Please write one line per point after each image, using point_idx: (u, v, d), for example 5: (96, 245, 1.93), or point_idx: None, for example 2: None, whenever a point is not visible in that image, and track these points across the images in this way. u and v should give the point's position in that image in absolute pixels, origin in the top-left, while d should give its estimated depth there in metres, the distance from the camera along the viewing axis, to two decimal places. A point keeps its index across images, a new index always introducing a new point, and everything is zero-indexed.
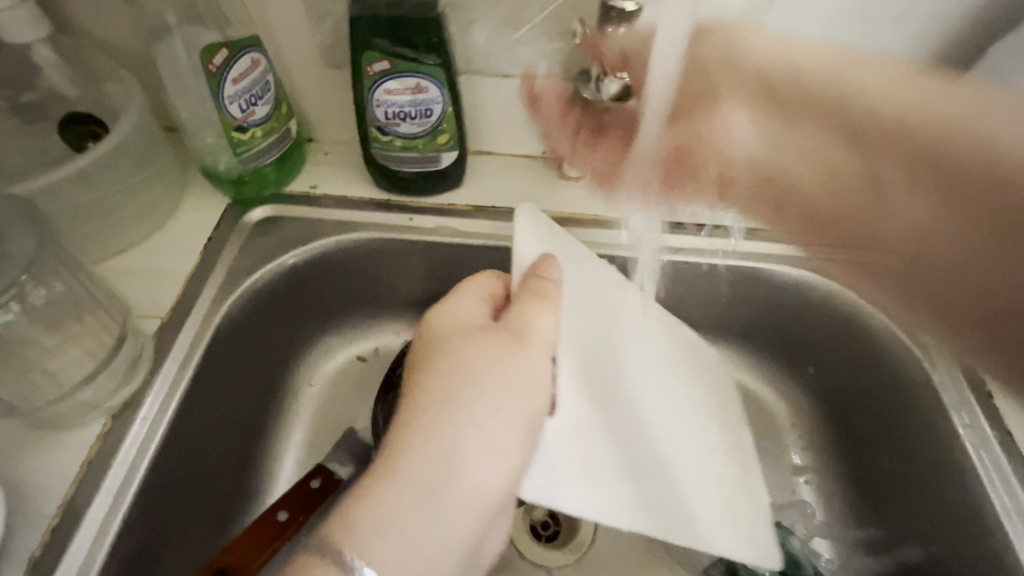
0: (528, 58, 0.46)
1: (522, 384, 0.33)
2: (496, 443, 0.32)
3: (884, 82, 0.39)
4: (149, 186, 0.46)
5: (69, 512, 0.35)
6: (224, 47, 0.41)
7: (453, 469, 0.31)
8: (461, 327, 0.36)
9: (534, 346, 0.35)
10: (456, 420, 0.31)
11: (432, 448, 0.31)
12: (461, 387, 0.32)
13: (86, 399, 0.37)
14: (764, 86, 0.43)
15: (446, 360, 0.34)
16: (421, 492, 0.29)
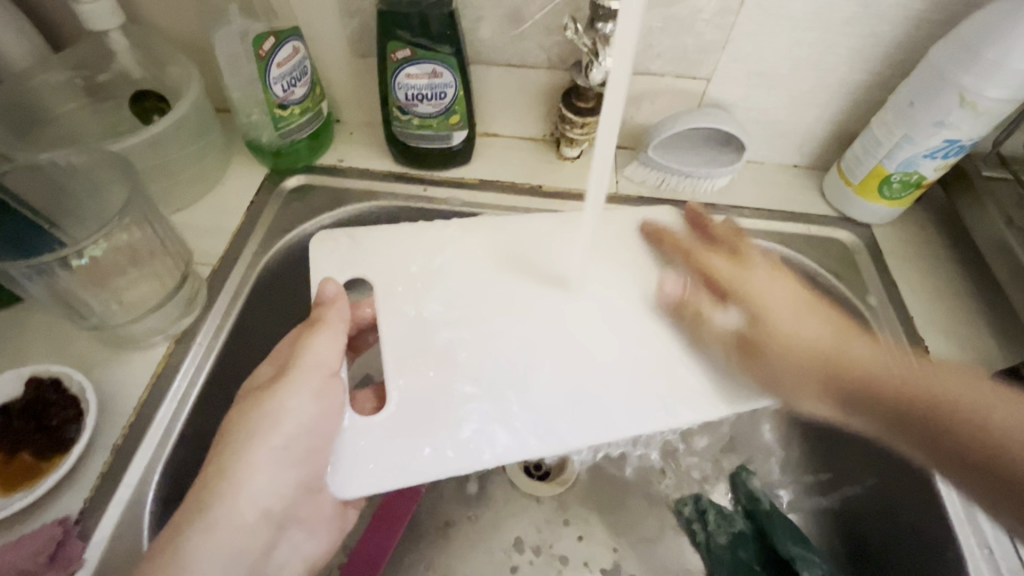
0: (530, 50, 0.53)
1: (302, 423, 0.39)
2: (258, 484, 0.37)
3: (877, 356, 0.44)
4: (201, 155, 0.53)
5: (143, 412, 0.42)
6: (272, 36, 0.48)
7: (228, 518, 0.36)
8: (253, 384, 0.40)
9: (301, 375, 0.39)
10: (224, 474, 0.36)
11: (210, 505, 0.35)
12: (245, 436, 0.37)
13: (153, 326, 0.45)
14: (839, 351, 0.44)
15: (238, 414, 0.38)
16: (201, 541, 0.34)
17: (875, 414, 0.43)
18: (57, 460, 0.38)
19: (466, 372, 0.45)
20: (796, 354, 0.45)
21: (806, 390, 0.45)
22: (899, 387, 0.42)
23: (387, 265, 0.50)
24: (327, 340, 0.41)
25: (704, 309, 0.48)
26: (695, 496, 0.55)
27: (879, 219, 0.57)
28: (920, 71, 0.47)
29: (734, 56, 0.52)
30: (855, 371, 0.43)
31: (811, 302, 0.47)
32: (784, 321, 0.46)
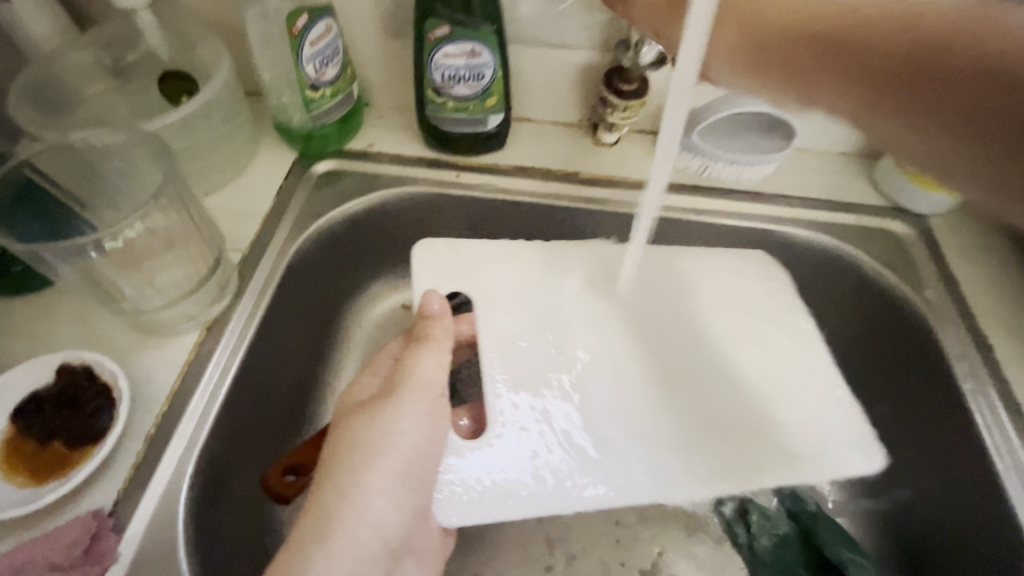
0: (571, 29, 0.51)
1: (414, 445, 0.38)
2: (371, 502, 0.36)
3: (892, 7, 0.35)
4: (231, 138, 0.52)
5: (175, 403, 0.41)
6: (306, 13, 0.46)
7: (347, 540, 0.35)
8: (357, 401, 0.40)
9: (412, 391, 0.39)
10: (337, 491, 0.36)
11: (330, 527, 0.35)
12: (359, 454, 0.37)
13: (184, 313, 0.43)
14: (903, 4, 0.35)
15: (348, 430, 0.38)
16: (322, 560, 0.34)
17: (881, 80, 0.35)
18: (91, 449, 0.37)
19: (568, 405, 0.43)
20: (783, 38, 0.39)
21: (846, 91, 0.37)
22: (927, 78, 0.33)
23: (482, 286, 0.48)
24: (432, 359, 0.41)
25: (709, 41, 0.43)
26: (736, 497, 0.53)
27: (934, 209, 0.54)
28: None
29: None
30: (891, 69, 0.35)
31: None
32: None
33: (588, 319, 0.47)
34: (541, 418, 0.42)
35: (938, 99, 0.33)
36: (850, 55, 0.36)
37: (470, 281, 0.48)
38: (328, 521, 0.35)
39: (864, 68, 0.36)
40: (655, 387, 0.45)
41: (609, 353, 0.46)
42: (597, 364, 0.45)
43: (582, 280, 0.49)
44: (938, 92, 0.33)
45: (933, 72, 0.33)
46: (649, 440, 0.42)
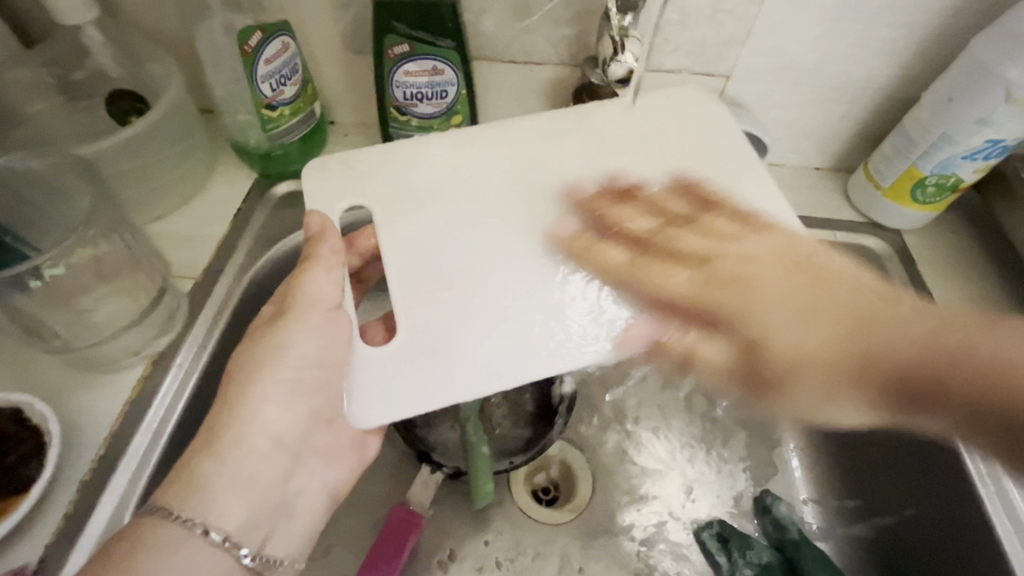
0: (538, 46, 0.49)
1: (314, 360, 0.37)
2: (266, 412, 0.36)
3: (820, 339, 0.45)
4: (184, 158, 0.50)
5: (114, 444, 0.38)
6: (259, 30, 0.44)
7: (238, 445, 0.35)
8: (261, 319, 0.39)
9: (300, 305, 0.37)
10: (230, 407, 0.36)
11: (217, 434, 0.35)
12: (253, 368, 0.36)
13: (126, 347, 0.41)
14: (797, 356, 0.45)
15: (244, 348, 0.37)
16: (216, 466, 0.34)
17: (909, 378, 0.42)
18: (13, 501, 0.34)
19: (485, 293, 0.42)
20: (783, 301, 0.44)
21: (837, 376, 0.45)
22: (907, 383, 0.42)
23: (390, 186, 0.45)
24: (335, 271, 0.39)
25: (624, 216, 0.45)
26: (718, 522, 0.51)
27: (910, 224, 0.53)
28: (959, 63, 0.44)
29: (756, 50, 0.48)
30: (921, 375, 0.41)
31: (807, 288, 0.45)
32: (785, 337, 0.45)
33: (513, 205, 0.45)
34: (462, 308, 0.41)
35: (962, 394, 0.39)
36: (884, 352, 0.43)
37: (375, 190, 0.45)
38: (228, 430, 0.35)
39: (864, 373, 0.44)
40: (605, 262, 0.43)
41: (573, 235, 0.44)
42: (503, 253, 0.43)
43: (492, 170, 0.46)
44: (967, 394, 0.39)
45: (893, 364, 0.43)
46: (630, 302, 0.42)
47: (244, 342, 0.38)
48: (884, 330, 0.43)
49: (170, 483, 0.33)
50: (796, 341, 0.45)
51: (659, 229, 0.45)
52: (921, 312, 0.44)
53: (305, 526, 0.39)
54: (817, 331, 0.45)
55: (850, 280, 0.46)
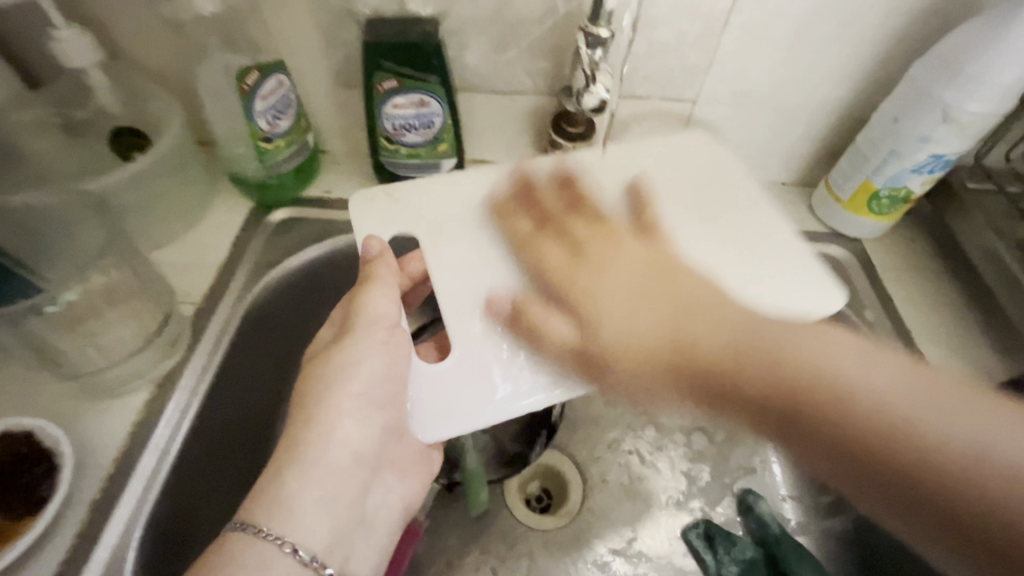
0: (517, 77, 0.53)
1: (381, 376, 0.40)
2: (340, 427, 0.38)
3: (654, 319, 0.38)
4: (184, 190, 0.52)
5: (123, 465, 0.40)
6: (256, 70, 0.47)
7: (321, 460, 0.37)
8: (325, 339, 0.41)
9: (366, 325, 0.40)
10: (308, 423, 0.37)
11: (301, 448, 0.37)
12: (328, 382, 0.39)
13: (133, 371, 0.43)
14: (673, 338, 0.37)
15: (315, 366, 0.40)
16: (301, 480, 0.36)
17: (823, 432, 0.32)
18: (29, 522, 0.36)
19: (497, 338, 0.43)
20: (666, 284, 0.39)
21: (676, 396, 0.37)
22: (830, 445, 0.32)
23: (429, 218, 0.48)
24: (393, 292, 0.42)
25: (541, 321, 0.42)
26: (704, 522, 0.53)
27: (870, 233, 0.57)
28: (903, 86, 0.48)
29: (719, 77, 0.52)
30: (857, 418, 0.31)
31: (655, 276, 0.40)
32: (610, 319, 0.39)
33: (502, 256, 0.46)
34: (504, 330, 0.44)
35: (894, 484, 0.30)
36: (753, 376, 0.35)
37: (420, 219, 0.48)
38: (309, 449, 0.37)
39: (769, 385, 0.34)
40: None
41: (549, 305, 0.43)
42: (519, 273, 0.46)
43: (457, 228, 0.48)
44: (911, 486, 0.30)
45: (810, 398, 0.33)
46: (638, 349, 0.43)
47: (309, 361, 0.40)
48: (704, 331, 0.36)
49: (253, 499, 0.35)
50: (622, 322, 0.39)
51: (534, 246, 0.46)
52: (828, 335, 0.35)
53: (379, 541, 0.41)
54: (648, 305, 0.39)
55: (699, 280, 0.40)
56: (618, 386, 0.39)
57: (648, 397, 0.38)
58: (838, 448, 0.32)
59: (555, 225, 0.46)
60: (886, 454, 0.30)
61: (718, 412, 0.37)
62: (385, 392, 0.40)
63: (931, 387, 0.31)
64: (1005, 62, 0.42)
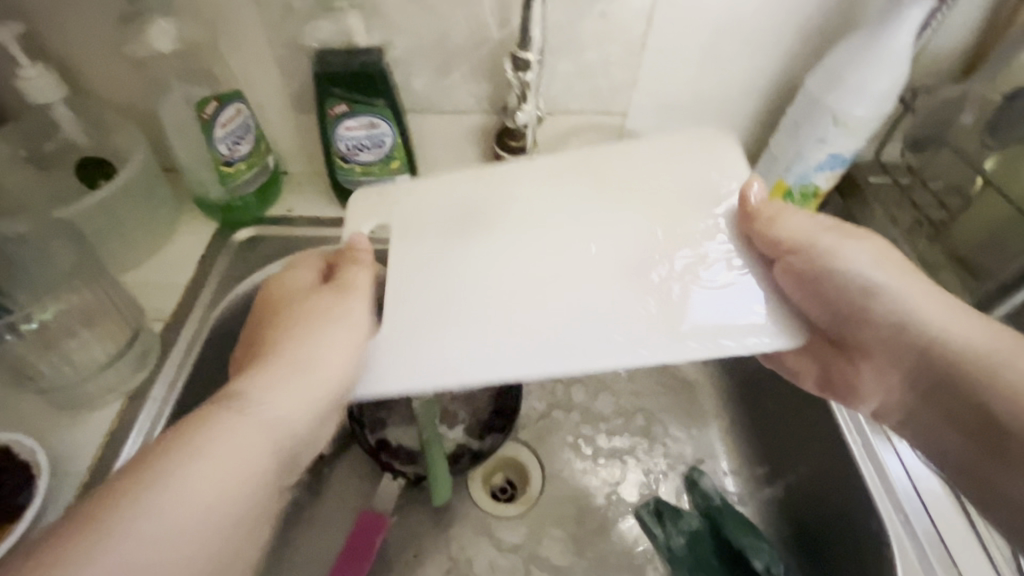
0: (461, 99, 0.58)
1: (333, 344, 0.38)
2: (272, 395, 0.35)
3: (943, 318, 0.39)
4: (150, 214, 0.55)
5: (98, 472, 0.43)
6: (214, 100, 0.51)
7: (254, 416, 0.34)
8: (288, 283, 0.42)
9: (346, 299, 0.40)
10: (251, 382, 0.36)
11: (235, 398, 0.35)
12: (277, 320, 0.40)
13: (105, 385, 0.46)
14: (903, 316, 0.40)
15: (279, 304, 0.41)
16: (208, 438, 0.32)
17: (983, 408, 0.36)
18: (7, 526, 0.38)
19: (682, 298, 0.41)
20: (907, 272, 0.41)
21: (888, 352, 0.41)
22: (979, 430, 0.37)
23: (414, 206, 0.48)
24: (360, 272, 0.42)
25: (789, 223, 0.41)
26: (653, 498, 0.57)
27: None
28: (800, 96, 0.54)
29: (644, 93, 0.58)
30: (1009, 386, 0.35)
31: (896, 263, 0.41)
32: (940, 321, 0.39)
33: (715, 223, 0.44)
34: (449, 306, 0.42)
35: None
36: (904, 339, 0.40)
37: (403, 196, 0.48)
38: (235, 372, 0.39)
39: (937, 366, 0.39)
40: (720, 275, 0.42)
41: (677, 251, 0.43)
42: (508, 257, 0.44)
43: (567, 191, 0.48)
44: (1015, 451, 0.35)
45: (965, 371, 0.37)
46: (744, 298, 0.41)
47: (267, 306, 0.41)
48: (831, 282, 0.41)
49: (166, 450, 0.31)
50: (912, 313, 0.40)
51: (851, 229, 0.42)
52: (995, 334, 0.38)
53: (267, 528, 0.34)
54: (927, 296, 0.40)
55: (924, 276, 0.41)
56: (862, 340, 0.43)
57: (883, 355, 0.42)
58: (1011, 434, 0.35)
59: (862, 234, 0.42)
60: (974, 381, 0.37)
61: (901, 372, 0.41)
62: (341, 351, 0.38)
63: None
64: (879, 72, 0.49)
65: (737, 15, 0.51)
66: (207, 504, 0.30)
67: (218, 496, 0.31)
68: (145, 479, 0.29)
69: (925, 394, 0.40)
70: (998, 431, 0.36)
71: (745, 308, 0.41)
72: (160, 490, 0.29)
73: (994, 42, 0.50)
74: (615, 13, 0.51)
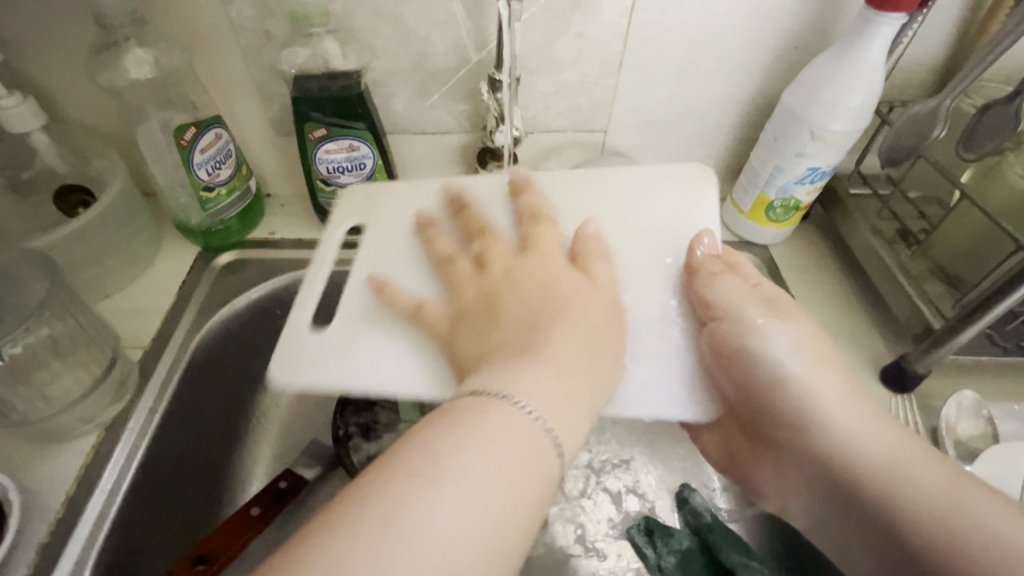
0: (442, 119, 0.58)
1: (530, 389, 0.31)
2: (514, 464, 0.28)
3: (848, 425, 0.40)
4: (130, 241, 0.55)
5: (71, 508, 0.42)
6: (193, 125, 0.50)
7: (487, 476, 0.27)
8: (496, 250, 0.41)
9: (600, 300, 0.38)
10: (459, 440, 0.28)
11: (440, 456, 0.27)
12: (515, 295, 0.37)
13: (79, 417, 0.45)
14: (809, 417, 0.41)
15: (522, 259, 0.39)
16: (451, 500, 0.26)
17: (876, 516, 0.37)
18: None
19: (638, 354, 0.41)
20: (818, 365, 0.41)
21: (810, 463, 0.42)
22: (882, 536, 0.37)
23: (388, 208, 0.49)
24: (606, 266, 0.41)
25: (713, 276, 0.41)
26: (644, 518, 0.56)
27: (775, 239, 0.62)
28: (778, 111, 0.54)
29: (624, 110, 0.58)
30: (902, 492, 0.36)
31: (822, 347, 0.42)
32: (840, 422, 0.40)
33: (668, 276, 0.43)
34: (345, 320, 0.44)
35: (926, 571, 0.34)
36: (809, 439, 0.42)
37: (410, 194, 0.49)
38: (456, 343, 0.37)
39: (843, 473, 0.40)
40: (656, 339, 0.42)
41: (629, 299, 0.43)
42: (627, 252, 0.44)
43: (639, 191, 0.47)
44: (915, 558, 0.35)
45: (865, 481, 0.38)
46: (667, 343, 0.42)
47: (482, 276, 0.39)
48: (743, 369, 0.42)
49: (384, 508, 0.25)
50: (818, 417, 0.41)
51: (773, 308, 0.42)
52: (901, 443, 0.38)
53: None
54: (839, 399, 0.41)
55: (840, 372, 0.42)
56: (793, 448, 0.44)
57: (800, 460, 0.43)
58: (904, 543, 0.35)
59: (777, 309, 0.42)
60: (877, 494, 0.37)
61: (814, 475, 0.42)
62: (603, 340, 0.36)
63: (965, 494, 0.34)
64: (854, 88, 0.49)
65: (712, 32, 0.52)
66: (458, 559, 0.25)
67: (474, 524, 0.26)
68: (370, 561, 0.24)
69: (834, 499, 0.41)
70: (897, 542, 0.36)
71: (672, 355, 0.41)
72: (406, 555, 0.24)
73: (967, 54, 0.51)
74: (590, 32, 0.51)
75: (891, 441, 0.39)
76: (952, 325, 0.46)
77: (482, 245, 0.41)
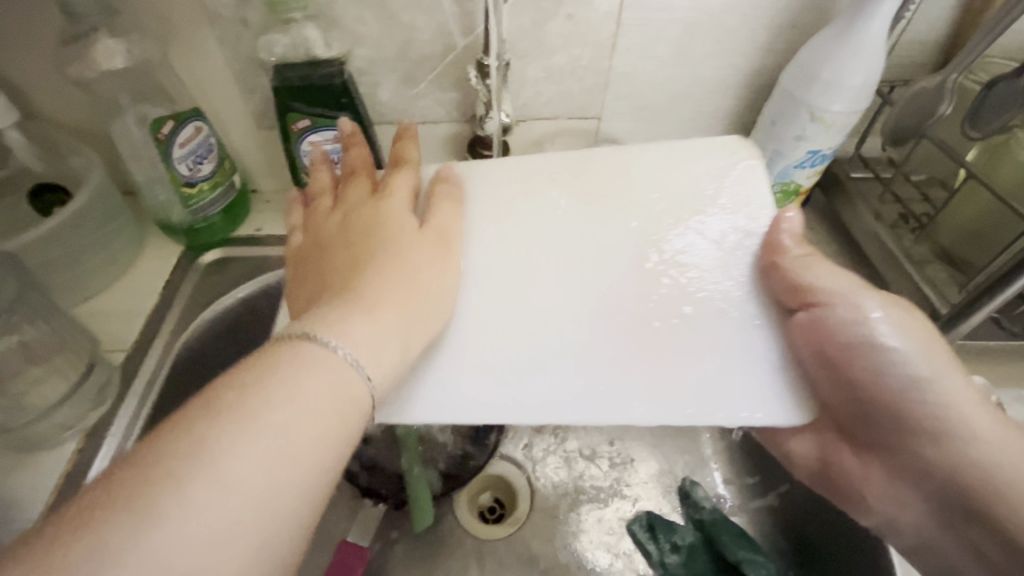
0: (429, 108, 0.56)
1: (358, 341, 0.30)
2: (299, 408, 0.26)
3: (983, 425, 0.39)
4: (110, 241, 0.53)
5: (52, 517, 0.42)
6: (171, 120, 0.48)
7: (249, 424, 0.25)
8: (357, 196, 0.42)
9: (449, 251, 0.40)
10: (230, 416, 0.25)
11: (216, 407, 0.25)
12: (356, 238, 0.38)
13: (59, 424, 0.44)
14: (929, 417, 0.40)
15: (377, 210, 0.40)
16: (213, 473, 0.23)
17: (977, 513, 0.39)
18: None
19: (697, 349, 0.39)
20: (945, 360, 0.39)
21: (912, 455, 0.42)
22: (982, 533, 0.39)
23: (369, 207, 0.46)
24: (453, 211, 0.42)
25: (802, 266, 0.39)
26: (646, 512, 0.55)
27: (776, 224, 0.61)
28: (775, 93, 0.52)
29: (617, 95, 0.56)
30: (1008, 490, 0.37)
31: (933, 338, 0.40)
32: (967, 420, 0.39)
33: (741, 264, 0.41)
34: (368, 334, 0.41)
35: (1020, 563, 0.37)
36: (921, 438, 0.41)
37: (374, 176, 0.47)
38: (316, 269, 0.38)
39: (954, 468, 0.40)
40: (726, 331, 0.39)
41: (704, 287, 0.41)
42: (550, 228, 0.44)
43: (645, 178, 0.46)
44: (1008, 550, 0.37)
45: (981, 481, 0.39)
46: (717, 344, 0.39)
47: (347, 214, 0.41)
48: (859, 369, 0.41)
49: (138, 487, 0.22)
50: (945, 417, 0.40)
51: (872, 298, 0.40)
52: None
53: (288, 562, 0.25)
54: (970, 400, 0.39)
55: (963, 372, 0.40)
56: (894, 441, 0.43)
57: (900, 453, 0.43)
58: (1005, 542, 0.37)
59: (881, 296, 0.40)
60: (993, 494, 0.38)
61: (911, 466, 0.43)
62: (429, 275, 0.37)
63: None
64: (852, 67, 0.47)
65: (706, 13, 0.50)
66: (240, 497, 0.23)
67: (267, 477, 0.24)
68: (156, 475, 0.23)
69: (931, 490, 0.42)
70: (995, 535, 0.38)
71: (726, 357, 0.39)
72: (204, 469, 0.23)
73: (970, 30, 0.49)
74: (581, 13, 0.49)
75: (1018, 439, 0.38)
76: (956, 312, 0.46)
77: (347, 192, 0.43)
